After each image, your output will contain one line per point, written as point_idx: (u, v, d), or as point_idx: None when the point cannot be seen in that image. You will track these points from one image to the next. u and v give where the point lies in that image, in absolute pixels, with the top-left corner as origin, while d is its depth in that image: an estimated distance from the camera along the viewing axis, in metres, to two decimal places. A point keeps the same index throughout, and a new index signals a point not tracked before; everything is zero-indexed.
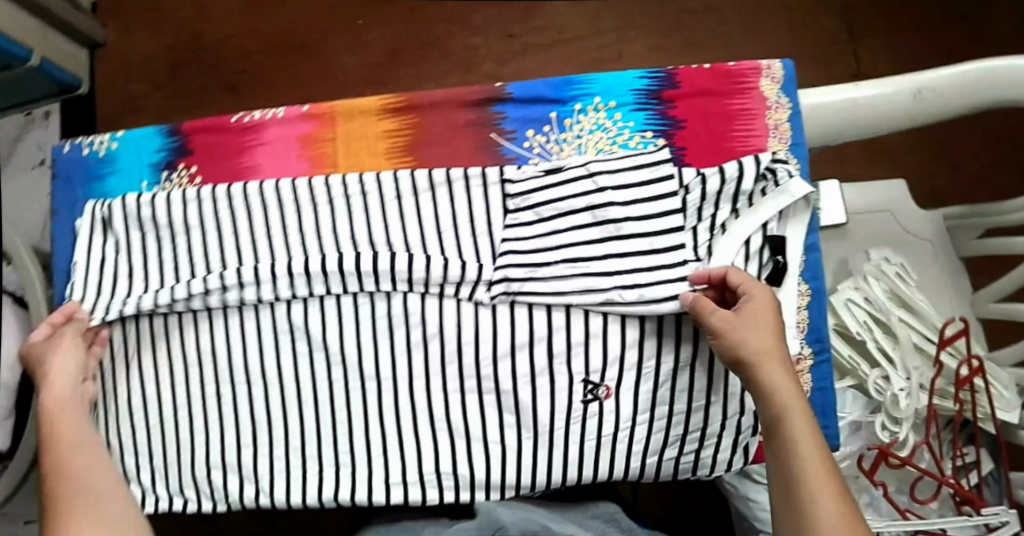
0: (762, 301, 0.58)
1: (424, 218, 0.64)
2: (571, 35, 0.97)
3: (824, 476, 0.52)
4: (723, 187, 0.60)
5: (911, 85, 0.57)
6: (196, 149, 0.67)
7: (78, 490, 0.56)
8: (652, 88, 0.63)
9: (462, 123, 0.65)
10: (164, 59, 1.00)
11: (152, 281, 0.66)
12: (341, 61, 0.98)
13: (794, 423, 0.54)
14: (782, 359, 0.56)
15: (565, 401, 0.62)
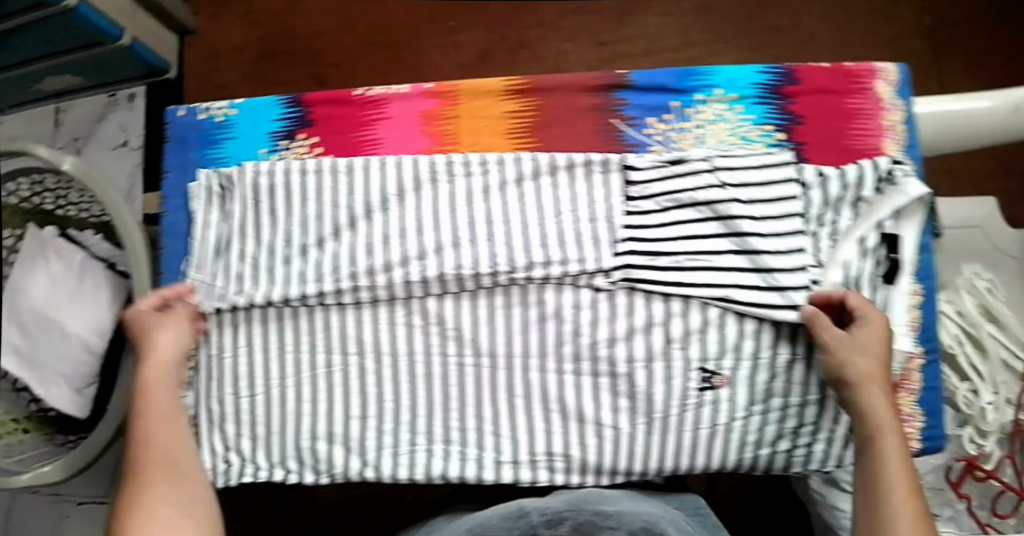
0: (875, 325, 0.55)
1: (552, 205, 0.60)
2: (661, 46, 1.01)
3: (914, 506, 0.50)
4: (843, 193, 0.59)
5: (1006, 102, 0.65)
6: (316, 120, 0.63)
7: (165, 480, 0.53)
8: (774, 83, 0.61)
9: (585, 107, 0.61)
10: (254, 51, 1.04)
11: (264, 240, 0.63)
12: (435, 62, 1.03)
13: (889, 447, 0.52)
14: (883, 384, 0.54)
15: (679, 389, 0.58)
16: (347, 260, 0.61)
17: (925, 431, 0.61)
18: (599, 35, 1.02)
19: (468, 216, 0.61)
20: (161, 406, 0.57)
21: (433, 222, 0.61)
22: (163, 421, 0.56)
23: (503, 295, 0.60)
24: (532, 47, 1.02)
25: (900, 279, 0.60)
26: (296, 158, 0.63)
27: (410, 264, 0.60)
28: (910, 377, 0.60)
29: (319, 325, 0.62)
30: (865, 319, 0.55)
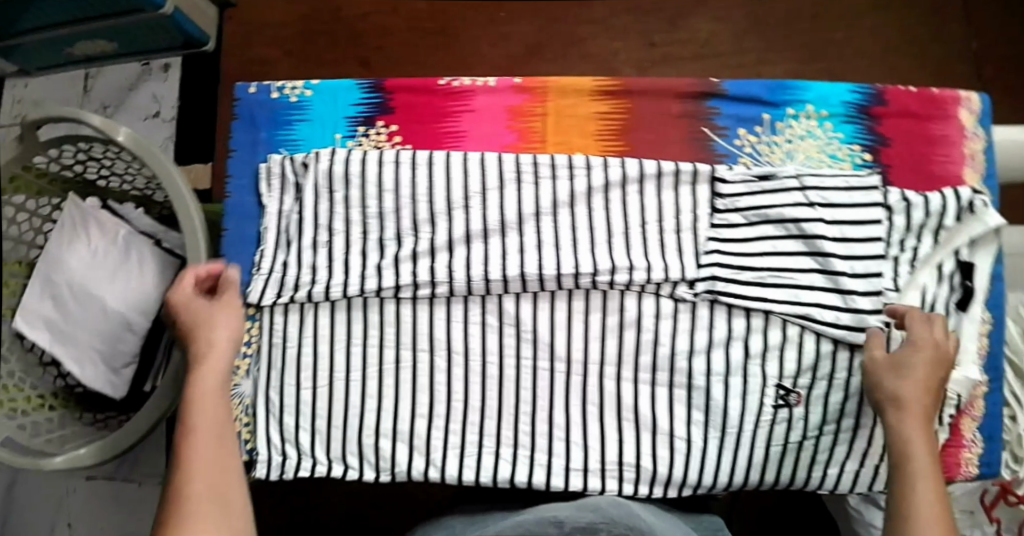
0: (926, 348, 0.54)
1: (636, 214, 0.59)
2: (712, 52, 1.02)
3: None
4: (926, 220, 0.60)
5: None
6: (398, 108, 0.62)
7: (211, 490, 0.49)
8: (863, 104, 0.61)
9: (676, 114, 0.61)
10: (298, 26, 1.01)
11: (337, 228, 0.60)
12: (481, 50, 1.01)
13: (922, 471, 0.51)
14: (927, 411, 0.53)
15: (756, 404, 0.58)
16: (427, 264, 0.59)
17: (981, 457, 0.62)
18: (651, 37, 1.02)
19: (552, 220, 0.59)
20: (213, 403, 0.53)
21: (514, 220, 0.59)
22: (211, 420, 0.52)
23: (583, 298, 0.59)
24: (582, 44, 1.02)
25: (972, 307, 0.61)
26: (374, 146, 0.61)
27: (490, 262, 0.59)
28: (974, 403, 0.62)
29: (390, 318, 0.60)
30: (918, 344, 0.54)
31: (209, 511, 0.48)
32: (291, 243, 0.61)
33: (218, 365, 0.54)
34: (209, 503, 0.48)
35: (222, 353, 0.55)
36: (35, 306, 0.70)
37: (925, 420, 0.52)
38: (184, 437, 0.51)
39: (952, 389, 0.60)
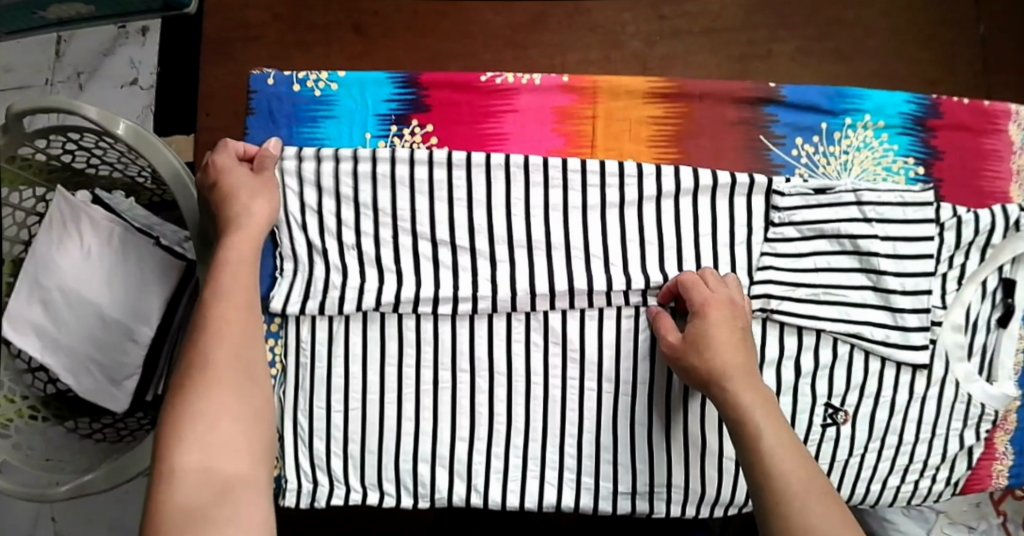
0: (716, 308, 0.52)
1: (690, 227, 0.56)
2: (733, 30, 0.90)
3: (814, 500, 0.43)
4: (976, 238, 0.58)
5: None
6: (433, 105, 0.58)
7: (225, 354, 0.45)
8: (919, 115, 0.59)
9: (733, 120, 0.57)
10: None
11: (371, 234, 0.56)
12: (483, 17, 0.89)
13: (765, 438, 0.46)
14: (750, 375, 0.50)
15: (805, 425, 0.57)
16: (468, 280, 0.56)
17: (1009, 468, 0.61)
18: (660, 9, 0.90)
19: (601, 231, 0.56)
20: (243, 265, 0.50)
21: (561, 232, 0.56)
22: (242, 281, 0.49)
23: (631, 316, 0.56)
24: (589, 15, 0.90)
25: (1012, 324, 0.60)
26: (409, 147, 0.57)
27: (537, 277, 0.56)
28: (1008, 417, 0.62)
29: (428, 336, 0.56)
30: (703, 304, 0.52)
31: (227, 379, 0.44)
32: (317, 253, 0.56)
33: (250, 227, 0.51)
34: (229, 368, 0.45)
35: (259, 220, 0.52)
36: (21, 309, 0.63)
37: (751, 382, 0.49)
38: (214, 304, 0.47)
39: (989, 405, 0.59)
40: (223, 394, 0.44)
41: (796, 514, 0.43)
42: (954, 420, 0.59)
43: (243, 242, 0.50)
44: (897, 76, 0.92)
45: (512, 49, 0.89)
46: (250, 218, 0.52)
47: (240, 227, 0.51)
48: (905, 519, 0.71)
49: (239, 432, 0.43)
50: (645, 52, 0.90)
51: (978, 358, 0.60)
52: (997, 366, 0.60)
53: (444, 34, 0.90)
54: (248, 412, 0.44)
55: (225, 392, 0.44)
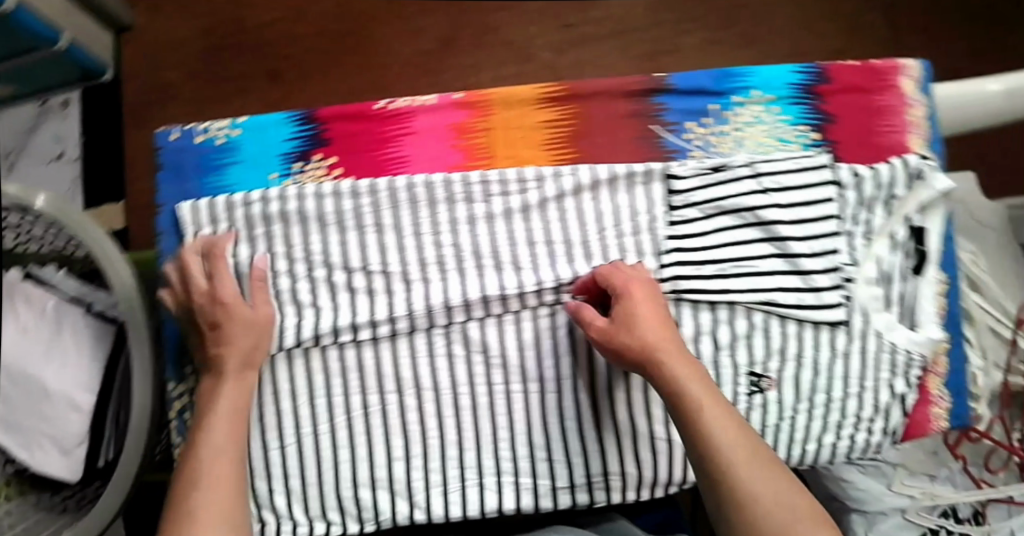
0: (641, 290, 0.54)
1: (594, 222, 0.58)
2: (630, 27, 0.94)
3: (753, 464, 0.47)
4: (876, 193, 0.60)
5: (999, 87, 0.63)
6: (333, 138, 0.59)
7: (222, 471, 0.51)
8: (808, 83, 0.60)
9: (624, 113, 0.59)
10: (196, 45, 0.94)
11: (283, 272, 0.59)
12: (391, 45, 0.94)
13: (700, 408, 0.49)
14: (680, 351, 0.52)
15: (730, 395, 0.59)
16: (384, 302, 0.58)
17: (950, 411, 0.62)
18: (566, 19, 0.94)
19: (509, 236, 0.58)
20: (236, 382, 0.55)
21: (467, 242, 0.58)
22: (234, 400, 0.54)
23: (548, 316, 0.58)
24: (498, 32, 0.94)
25: (927, 270, 0.61)
26: (312, 182, 0.59)
27: (450, 289, 0.57)
28: (938, 361, 0.62)
29: (353, 364, 0.58)
30: (626, 289, 0.54)
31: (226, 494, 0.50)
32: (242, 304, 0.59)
33: (240, 347, 0.55)
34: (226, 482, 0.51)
35: (240, 337, 0.55)
36: None
37: (682, 358, 0.51)
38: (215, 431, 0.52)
39: (915, 351, 0.60)
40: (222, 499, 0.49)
41: (739, 480, 0.47)
42: (882, 370, 0.60)
43: (233, 367, 0.55)
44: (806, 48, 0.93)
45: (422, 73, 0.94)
46: (240, 343, 0.55)
47: (224, 349, 0.55)
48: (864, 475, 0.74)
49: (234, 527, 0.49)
50: (554, 61, 0.94)
51: (897, 306, 0.61)
52: (919, 313, 0.61)
53: (356, 72, 0.94)
54: (242, 515, 0.51)
55: (217, 506, 0.49)
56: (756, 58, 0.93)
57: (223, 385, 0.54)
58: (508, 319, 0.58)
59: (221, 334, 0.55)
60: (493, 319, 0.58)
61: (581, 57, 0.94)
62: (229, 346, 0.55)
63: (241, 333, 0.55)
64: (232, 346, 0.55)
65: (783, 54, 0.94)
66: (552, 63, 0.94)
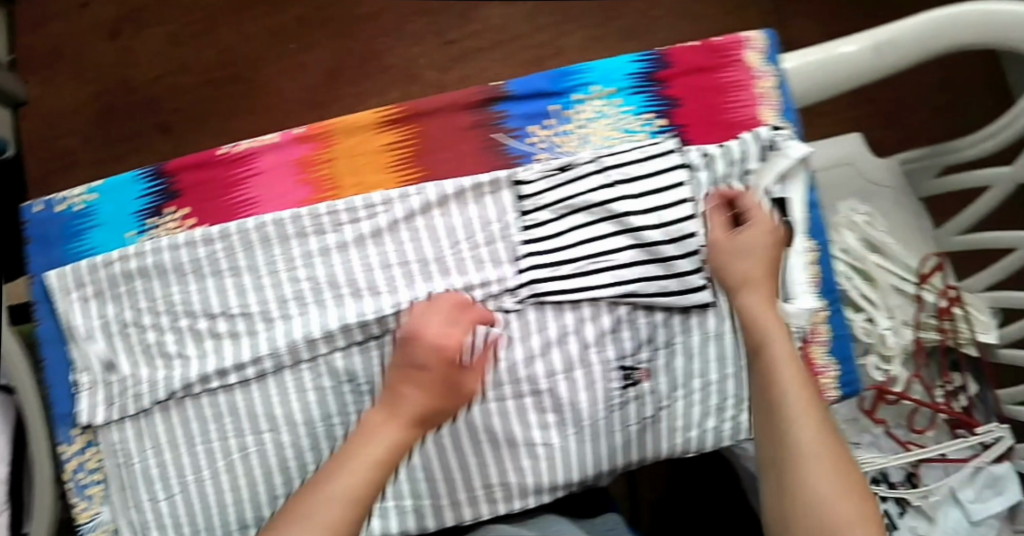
0: (764, 232, 0.58)
1: (446, 238, 0.59)
2: (511, 35, 1.01)
3: (813, 415, 0.51)
4: (729, 170, 0.60)
5: (871, 41, 0.56)
6: (183, 189, 0.61)
7: (351, 497, 0.50)
8: (648, 70, 0.60)
9: (464, 126, 0.59)
10: (94, 107, 1.01)
11: (148, 326, 0.61)
12: (278, 84, 1.00)
13: (778, 358, 0.54)
14: (770, 307, 0.57)
15: (603, 392, 0.59)
16: (249, 344, 0.59)
17: (840, 378, 0.62)
18: (445, 34, 1.01)
19: (363, 263, 0.59)
20: (388, 429, 0.54)
21: (325, 275, 0.59)
22: (392, 437, 0.53)
23: None
24: (381, 56, 1.01)
25: (794, 241, 0.61)
26: (167, 234, 0.61)
27: (311, 322, 0.58)
28: (819, 329, 0.62)
29: (226, 408, 0.60)
30: (754, 223, 0.58)
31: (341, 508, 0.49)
32: (121, 358, 0.62)
33: (415, 403, 0.54)
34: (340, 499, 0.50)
35: (437, 387, 0.55)
36: None
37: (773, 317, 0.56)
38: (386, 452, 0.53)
39: (790, 324, 0.60)
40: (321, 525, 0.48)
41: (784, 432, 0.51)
42: None
43: (405, 416, 0.54)
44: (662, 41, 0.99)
45: (315, 109, 1.00)
46: (413, 400, 0.54)
47: (408, 387, 0.55)
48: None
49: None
50: (441, 79, 1.00)
51: (767, 281, 0.61)
52: (791, 285, 0.60)
53: (247, 115, 1.00)
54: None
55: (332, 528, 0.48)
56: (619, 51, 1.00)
57: (395, 422, 0.54)
58: (374, 346, 0.59)
59: (400, 385, 0.55)
60: (357, 351, 0.59)
61: (465, 70, 1.00)
62: (404, 385, 0.55)
63: (411, 391, 0.54)
64: (408, 399, 0.54)
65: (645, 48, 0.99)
66: (438, 81, 1.00)
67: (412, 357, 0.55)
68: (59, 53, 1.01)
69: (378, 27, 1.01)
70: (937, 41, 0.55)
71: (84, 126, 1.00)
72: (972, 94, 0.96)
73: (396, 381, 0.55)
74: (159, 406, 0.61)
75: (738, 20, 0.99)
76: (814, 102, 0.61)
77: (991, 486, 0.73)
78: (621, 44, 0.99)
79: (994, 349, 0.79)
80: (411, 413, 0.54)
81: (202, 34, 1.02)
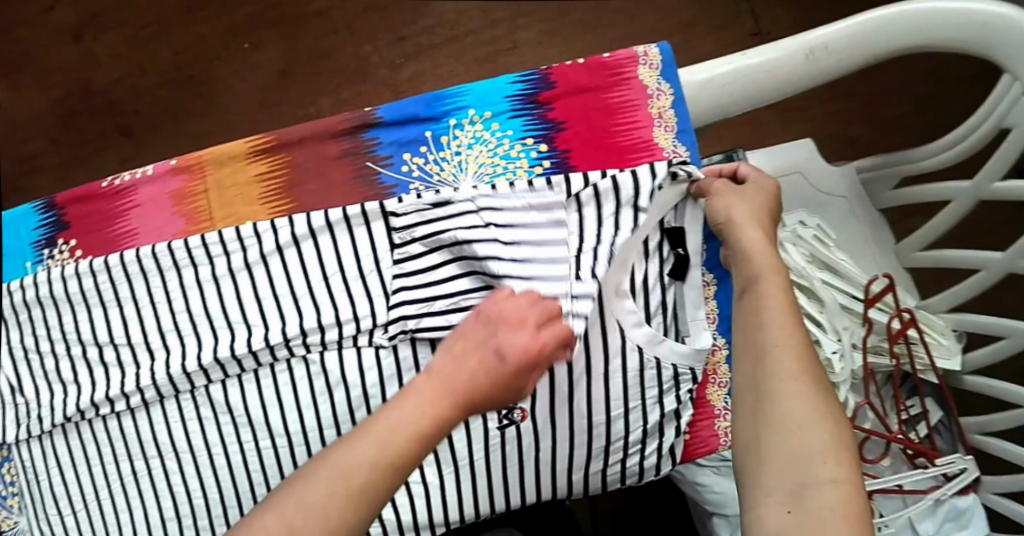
0: (765, 193, 0.54)
1: (317, 270, 0.57)
2: (465, 29, 0.97)
3: (800, 371, 0.45)
4: (620, 205, 0.54)
5: (799, 45, 0.51)
6: (72, 221, 0.62)
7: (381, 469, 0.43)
8: (528, 92, 0.56)
9: (336, 155, 0.57)
10: (58, 110, 1.03)
11: (46, 350, 0.63)
12: (232, 85, 1.00)
13: (769, 304, 0.48)
14: (767, 252, 0.51)
15: (481, 430, 0.56)
16: (133, 373, 0.60)
17: None
18: (399, 30, 0.97)
19: (236, 296, 0.58)
20: (445, 397, 0.47)
21: (201, 311, 0.58)
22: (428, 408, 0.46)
23: (286, 370, 0.57)
24: (333, 55, 0.98)
25: (690, 274, 0.56)
26: (59, 265, 0.62)
27: (189, 352, 0.58)
28: (719, 368, 0.57)
29: (117, 433, 0.61)
30: (757, 182, 0.55)
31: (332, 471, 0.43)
32: (26, 378, 0.64)
33: (470, 381, 0.48)
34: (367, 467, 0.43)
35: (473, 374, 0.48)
36: None
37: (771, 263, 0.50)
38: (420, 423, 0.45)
39: (682, 364, 0.55)
40: (322, 499, 0.41)
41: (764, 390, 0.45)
42: (648, 388, 0.55)
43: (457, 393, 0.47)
44: (621, 33, 0.93)
45: (265, 108, 0.99)
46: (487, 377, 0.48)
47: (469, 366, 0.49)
48: (718, 478, 0.58)
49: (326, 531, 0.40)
50: (394, 76, 0.97)
51: (660, 318, 0.56)
52: (685, 322, 0.56)
53: (200, 116, 1.00)
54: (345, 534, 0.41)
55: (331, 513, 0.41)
56: (577, 43, 0.94)
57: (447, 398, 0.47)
58: (254, 375, 0.58)
59: (470, 357, 0.49)
60: (234, 382, 0.58)
61: (418, 68, 0.97)
62: (467, 364, 0.49)
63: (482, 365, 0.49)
64: (466, 376, 0.48)
65: (606, 40, 0.94)
66: (391, 79, 0.97)
67: (485, 334, 0.50)
68: (23, 57, 1.03)
69: (329, 25, 0.99)
70: (888, 39, 0.51)
71: (53, 130, 1.03)
72: (960, 88, 0.87)
73: (457, 358, 0.49)
74: (58, 429, 0.63)
75: (705, 11, 0.93)
76: (749, 109, 0.54)
77: (953, 520, 0.69)
78: (578, 36, 0.94)
79: (958, 376, 0.71)
80: (462, 387, 0.48)
81: (156, 33, 1.01)
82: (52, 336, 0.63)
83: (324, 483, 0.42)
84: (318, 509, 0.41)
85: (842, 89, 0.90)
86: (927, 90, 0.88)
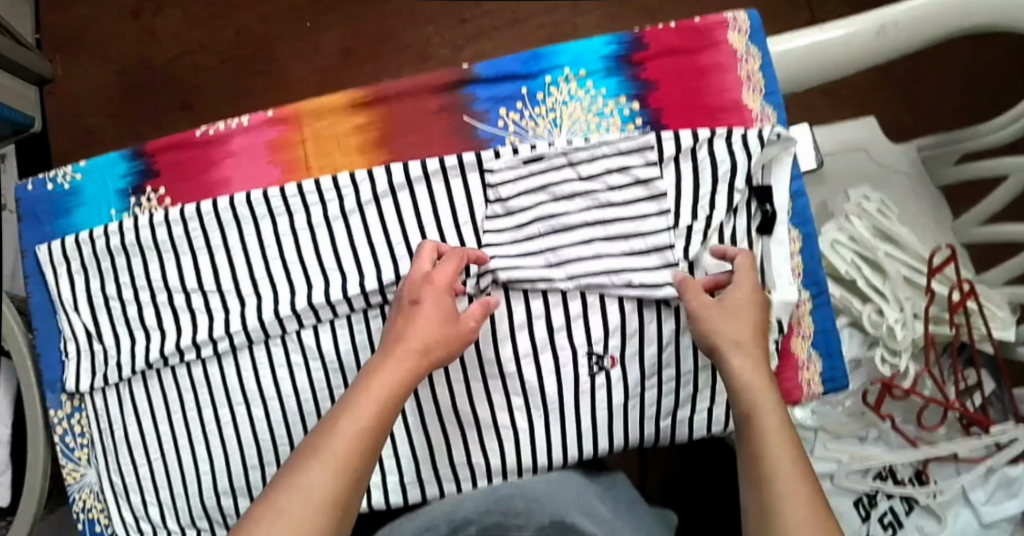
0: (748, 297, 0.53)
1: (412, 219, 0.58)
2: (524, 12, 1.00)
3: (799, 493, 0.44)
4: (717, 169, 0.56)
5: (873, 23, 0.52)
6: (163, 168, 0.63)
7: (361, 437, 0.47)
8: (623, 53, 0.59)
9: (435, 109, 0.60)
10: (115, 84, 1.04)
11: (127, 297, 0.63)
12: (292, 61, 1.02)
13: (759, 407, 0.49)
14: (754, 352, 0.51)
15: (572, 377, 0.58)
16: (221, 319, 0.60)
17: (825, 373, 0.61)
18: (461, 12, 1.00)
19: (331, 244, 0.59)
20: (402, 358, 0.51)
21: (296, 258, 0.60)
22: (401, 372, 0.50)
23: (379, 316, 0.59)
24: (395, 34, 1.01)
25: (777, 230, 0.58)
26: (146, 212, 0.63)
27: (280, 299, 0.59)
28: (802, 321, 0.60)
29: (200, 379, 0.61)
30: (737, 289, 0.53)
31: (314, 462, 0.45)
32: (101, 327, 0.64)
33: (425, 335, 0.51)
34: (347, 450, 0.46)
35: (423, 327, 0.52)
36: None
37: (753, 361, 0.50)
38: (377, 380, 0.50)
39: (771, 315, 0.58)
40: (329, 485, 0.44)
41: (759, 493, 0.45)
42: None
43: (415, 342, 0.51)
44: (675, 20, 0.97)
45: (324, 86, 1.01)
46: (438, 339, 0.52)
47: (412, 324, 0.52)
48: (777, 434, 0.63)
49: (317, 516, 0.43)
50: (453, 55, 1.00)
51: None
52: (772, 276, 0.58)
53: (261, 92, 1.03)
54: (337, 519, 0.44)
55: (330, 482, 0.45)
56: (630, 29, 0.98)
57: (406, 358, 0.51)
58: (348, 320, 0.59)
59: (415, 314, 0.52)
60: (326, 329, 0.59)
61: (478, 48, 1.00)
62: (410, 325, 0.52)
63: (433, 316, 0.52)
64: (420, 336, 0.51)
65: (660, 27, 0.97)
66: (452, 58, 1.00)
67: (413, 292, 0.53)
68: (83, 31, 1.05)
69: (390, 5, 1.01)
70: (964, 18, 0.51)
71: (110, 101, 1.04)
72: (1002, 76, 0.92)
73: (405, 319, 0.52)
74: (137, 376, 0.63)
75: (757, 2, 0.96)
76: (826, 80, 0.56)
77: (1004, 489, 0.66)
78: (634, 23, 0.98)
79: (1013, 346, 0.71)
80: (415, 343, 0.51)
81: (218, 11, 1.04)
82: (134, 283, 0.62)
83: (322, 473, 0.45)
84: (313, 493, 0.44)
85: (890, 77, 0.94)
86: (968, 81, 0.92)
